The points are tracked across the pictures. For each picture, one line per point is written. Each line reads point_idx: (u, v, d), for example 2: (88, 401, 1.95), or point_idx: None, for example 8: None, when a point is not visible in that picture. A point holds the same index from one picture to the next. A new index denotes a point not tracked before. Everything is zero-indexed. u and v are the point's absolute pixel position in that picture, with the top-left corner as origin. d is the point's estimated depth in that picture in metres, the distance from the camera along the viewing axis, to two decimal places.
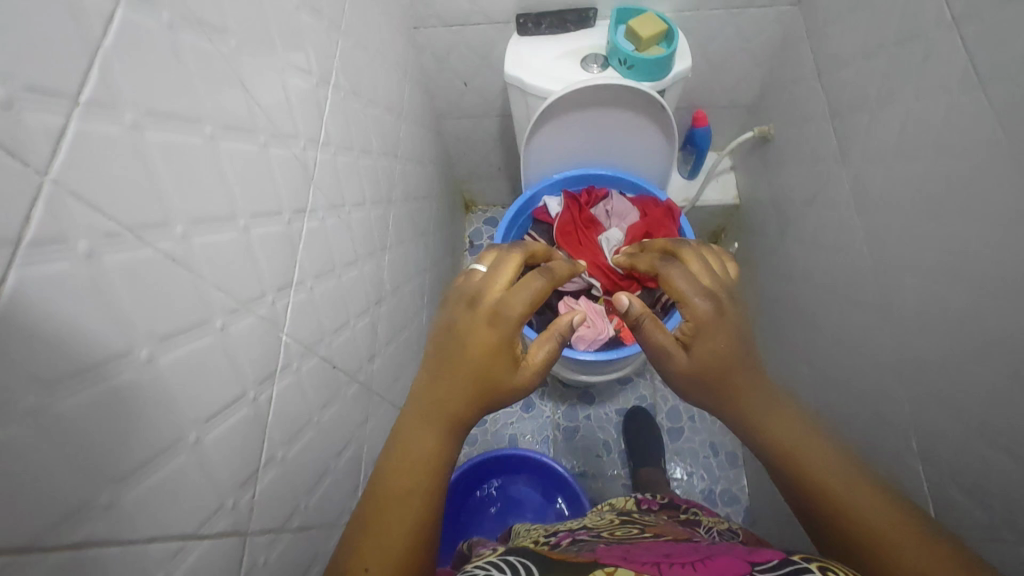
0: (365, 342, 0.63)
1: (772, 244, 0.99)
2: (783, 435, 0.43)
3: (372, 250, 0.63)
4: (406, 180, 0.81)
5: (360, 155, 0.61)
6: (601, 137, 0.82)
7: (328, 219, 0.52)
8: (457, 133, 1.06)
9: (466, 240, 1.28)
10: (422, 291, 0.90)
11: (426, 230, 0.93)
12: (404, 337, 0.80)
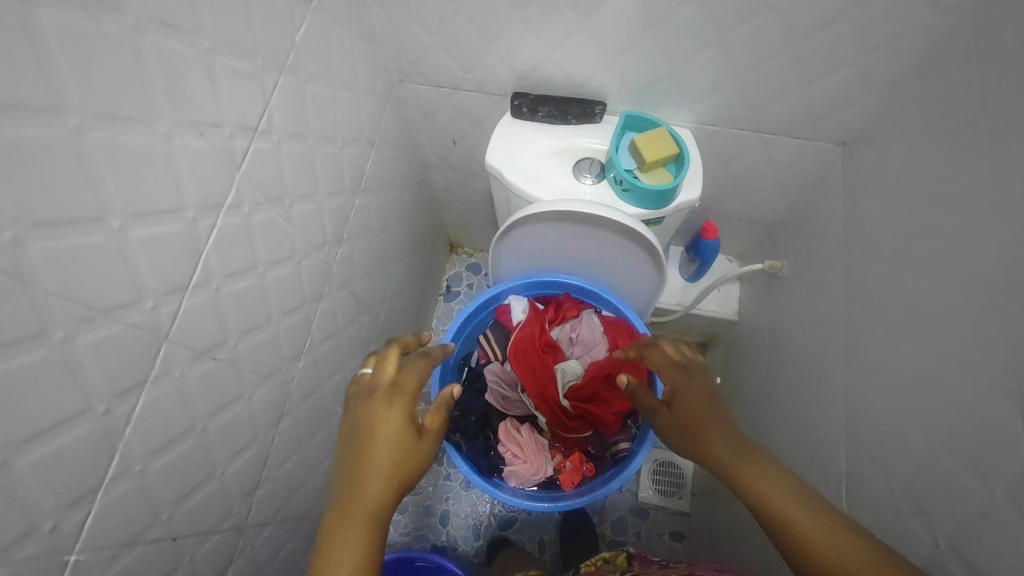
0: (280, 364, 0.85)
1: (759, 358, 1.17)
2: (759, 490, 0.65)
3: (291, 276, 0.83)
4: (363, 218, 1.02)
5: (326, 199, 0.88)
6: (590, 252, 0.91)
7: (268, 274, 0.78)
8: (446, 185, 1.33)
9: (445, 282, 1.53)
10: (365, 321, 1.13)
11: (386, 260, 1.16)
12: (333, 377, 1.02)
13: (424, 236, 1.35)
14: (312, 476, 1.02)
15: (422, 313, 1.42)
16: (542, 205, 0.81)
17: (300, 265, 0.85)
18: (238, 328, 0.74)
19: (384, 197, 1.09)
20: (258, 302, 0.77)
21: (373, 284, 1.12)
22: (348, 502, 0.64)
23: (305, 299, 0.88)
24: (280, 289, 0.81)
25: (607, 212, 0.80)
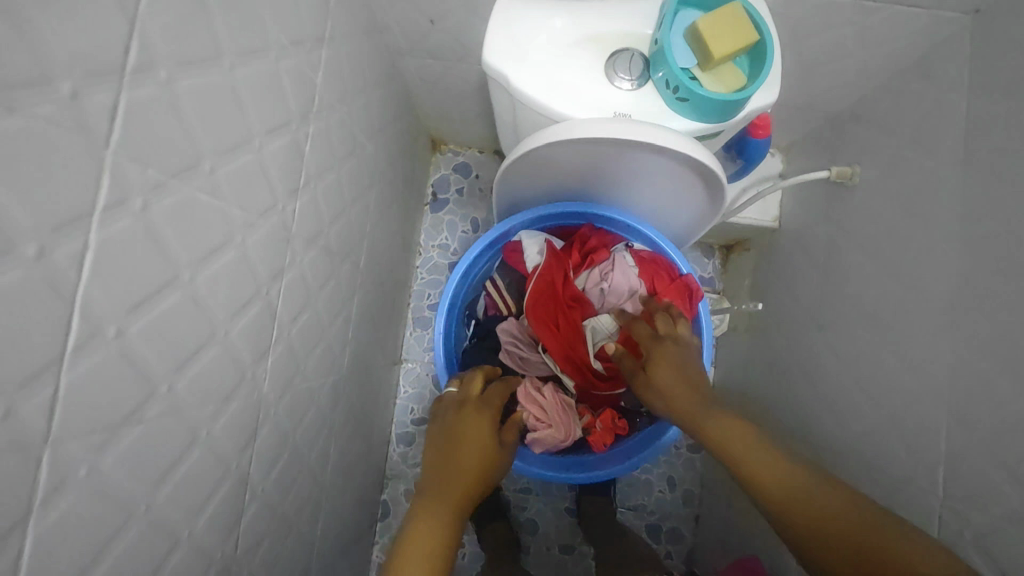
0: (243, 352, 0.67)
1: (821, 267, 1.08)
2: (776, 476, 0.68)
3: (232, 262, 0.62)
4: (315, 149, 0.78)
5: (264, 141, 0.65)
6: (631, 180, 0.71)
7: (198, 278, 0.57)
8: (423, 75, 1.06)
9: (429, 188, 1.29)
10: (338, 277, 0.92)
11: (356, 191, 0.93)
12: (313, 354, 0.87)
13: (401, 144, 1.10)
14: (308, 461, 0.91)
15: (406, 232, 1.21)
16: (570, 131, 0.60)
17: (244, 241, 0.64)
18: (165, 367, 0.55)
19: (344, 112, 0.84)
20: (183, 318, 0.56)
21: (348, 226, 0.91)
22: (434, 503, 0.71)
23: (255, 284, 0.68)
24: (217, 287, 0.61)
25: (656, 135, 0.59)
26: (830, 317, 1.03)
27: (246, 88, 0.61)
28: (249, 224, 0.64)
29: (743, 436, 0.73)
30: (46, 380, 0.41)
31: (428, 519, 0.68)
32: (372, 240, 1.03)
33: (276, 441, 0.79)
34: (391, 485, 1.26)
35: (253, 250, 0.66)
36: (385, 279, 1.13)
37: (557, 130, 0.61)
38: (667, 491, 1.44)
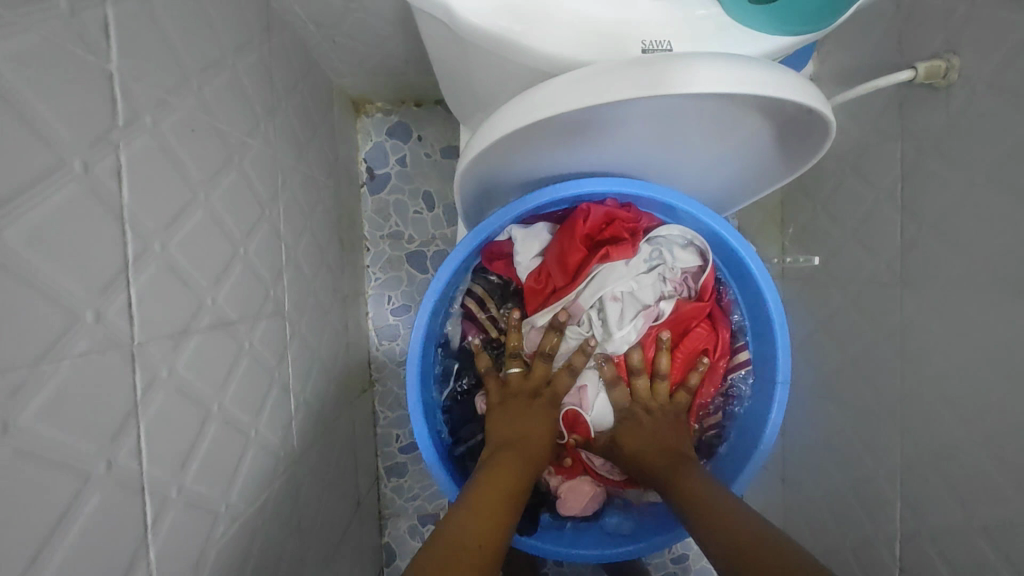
0: (183, 562, 0.40)
1: (822, 200, 0.81)
2: (716, 504, 0.45)
3: (106, 361, 0.33)
4: (212, 190, 0.47)
5: (65, 256, 0.30)
6: (667, 133, 0.46)
7: (49, 565, 0.28)
8: (319, 19, 0.69)
9: (361, 164, 1.01)
10: (283, 355, 0.61)
11: (277, 221, 0.61)
12: (280, 479, 0.59)
13: (320, 113, 0.80)
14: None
15: (345, 237, 0.91)
16: (579, 101, 0.38)
17: (109, 317, 0.33)
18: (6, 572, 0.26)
19: (244, 78, 0.54)
20: (15, 486, 0.27)
21: (285, 253, 0.64)
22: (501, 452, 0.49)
23: (158, 379, 0.38)
24: (72, 418, 0.30)
25: (723, 80, 0.36)
26: (922, 315, 0.63)
27: (53, 52, 0.30)
28: (106, 288, 0.33)
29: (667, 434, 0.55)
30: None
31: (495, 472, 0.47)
32: (313, 253, 0.75)
33: (264, 568, 0.54)
34: (391, 525, 1.04)
35: (142, 334, 0.36)
36: (337, 295, 0.85)
37: (551, 98, 0.38)
38: None
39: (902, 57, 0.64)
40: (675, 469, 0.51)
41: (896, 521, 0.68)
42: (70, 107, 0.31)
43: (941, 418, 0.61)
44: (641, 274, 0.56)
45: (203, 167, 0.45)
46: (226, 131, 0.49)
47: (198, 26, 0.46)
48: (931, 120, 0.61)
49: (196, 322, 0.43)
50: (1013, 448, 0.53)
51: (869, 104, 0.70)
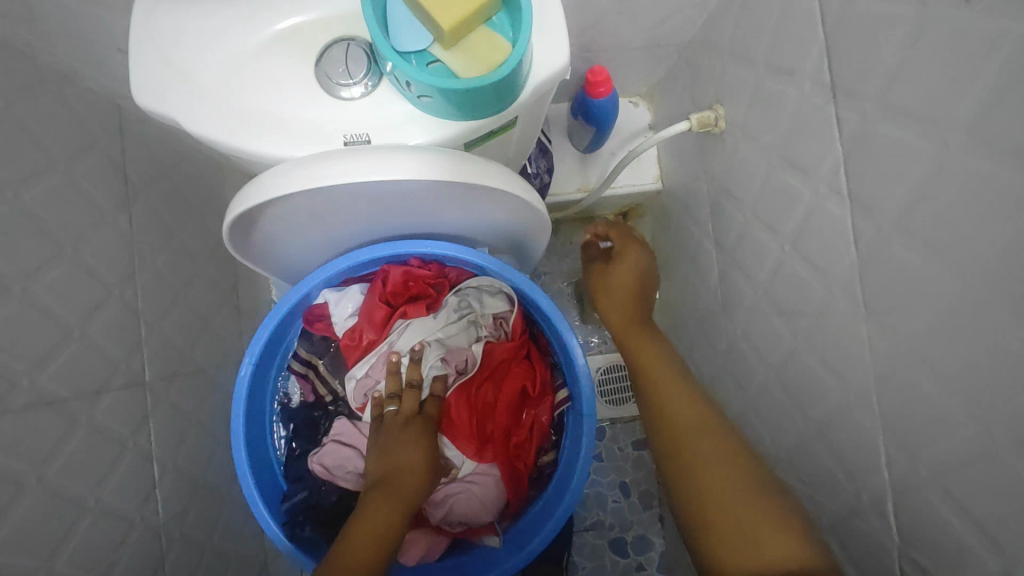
0: None
1: (674, 236, 0.87)
2: (708, 473, 0.54)
3: None
4: (32, 284, 0.52)
5: None
6: (425, 203, 0.51)
7: None
8: None
9: None
10: (141, 422, 0.66)
11: (133, 300, 0.67)
12: (134, 542, 0.63)
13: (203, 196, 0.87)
14: None
15: (243, 304, 0.96)
16: (301, 185, 0.42)
17: None
18: None
19: (83, 179, 0.60)
20: None
21: (147, 328, 0.69)
22: (379, 493, 0.51)
23: None
24: None
25: (427, 173, 0.42)
26: (738, 338, 0.67)
27: None
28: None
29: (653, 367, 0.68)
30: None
31: (377, 516, 0.48)
32: (193, 324, 0.80)
33: None
34: None
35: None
36: (232, 361, 0.90)
37: (281, 183, 0.42)
38: (642, 518, 1.12)
39: (697, 106, 0.71)
40: (704, 434, 0.57)
41: None
42: None
43: (759, 436, 0.65)
44: (449, 324, 0.60)
45: (18, 265, 0.51)
46: (54, 229, 0.56)
47: (14, 144, 0.52)
48: (719, 162, 0.67)
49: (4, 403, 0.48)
50: (799, 461, 0.56)
51: (686, 149, 0.76)
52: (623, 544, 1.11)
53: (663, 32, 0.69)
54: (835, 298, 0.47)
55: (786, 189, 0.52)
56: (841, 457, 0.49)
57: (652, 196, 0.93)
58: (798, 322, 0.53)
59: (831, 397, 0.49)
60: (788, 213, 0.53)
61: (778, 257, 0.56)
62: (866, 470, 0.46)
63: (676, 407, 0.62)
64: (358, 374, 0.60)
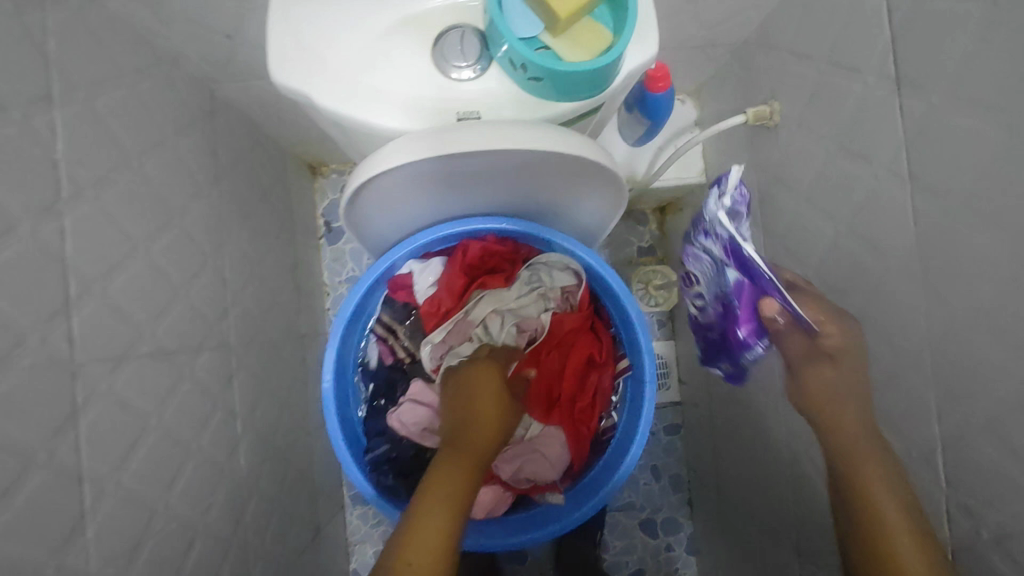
0: (120, 537, 0.50)
1: None
2: (858, 477, 0.53)
3: (47, 376, 0.43)
4: (152, 246, 0.58)
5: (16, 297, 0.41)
6: (515, 181, 0.56)
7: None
8: (261, 100, 0.82)
9: (319, 218, 1.13)
10: (229, 382, 0.71)
11: (221, 270, 0.72)
12: (225, 490, 0.68)
13: (272, 179, 0.93)
14: None
15: (302, 284, 1.02)
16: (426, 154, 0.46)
17: (52, 343, 0.44)
18: None
19: (185, 153, 0.66)
20: None
21: (232, 296, 0.74)
22: (453, 454, 0.51)
23: (98, 393, 0.48)
24: (23, 415, 0.41)
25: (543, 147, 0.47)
26: None
27: (15, 155, 0.42)
28: (47, 320, 0.44)
29: (828, 388, 0.57)
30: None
31: (448, 480, 0.48)
32: (264, 296, 0.85)
33: (205, 566, 0.63)
34: (357, 553, 1.12)
35: (80, 357, 0.46)
36: (294, 335, 0.96)
37: (407, 154, 0.47)
38: (672, 500, 1.16)
39: (749, 102, 0.75)
40: (863, 462, 0.53)
41: (790, 509, 0.75)
42: (24, 187, 0.43)
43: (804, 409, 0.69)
44: (522, 295, 0.66)
45: (144, 227, 0.57)
46: (167, 199, 0.61)
47: (139, 119, 0.58)
48: (771, 154, 0.71)
49: (135, 350, 0.53)
50: None
51: (734, 142, 0.81)
52: (653, 525, 1.16)
53: (719, 31, 0.74)
54: (893, 272, 0.51)
55: (843, 176, 0.57)
56: (894, 420, 0.54)
57: (694, 189, 0.98)
58: (849, 298, 0.58)
59: (885, 365, 0.54)
60: (844, 199, 0.57)
61: (832, 240, 0.60)
62: (920, 429, 0.50)
63: (852, 411, 0.55)
64: (436, 337, 0.65)
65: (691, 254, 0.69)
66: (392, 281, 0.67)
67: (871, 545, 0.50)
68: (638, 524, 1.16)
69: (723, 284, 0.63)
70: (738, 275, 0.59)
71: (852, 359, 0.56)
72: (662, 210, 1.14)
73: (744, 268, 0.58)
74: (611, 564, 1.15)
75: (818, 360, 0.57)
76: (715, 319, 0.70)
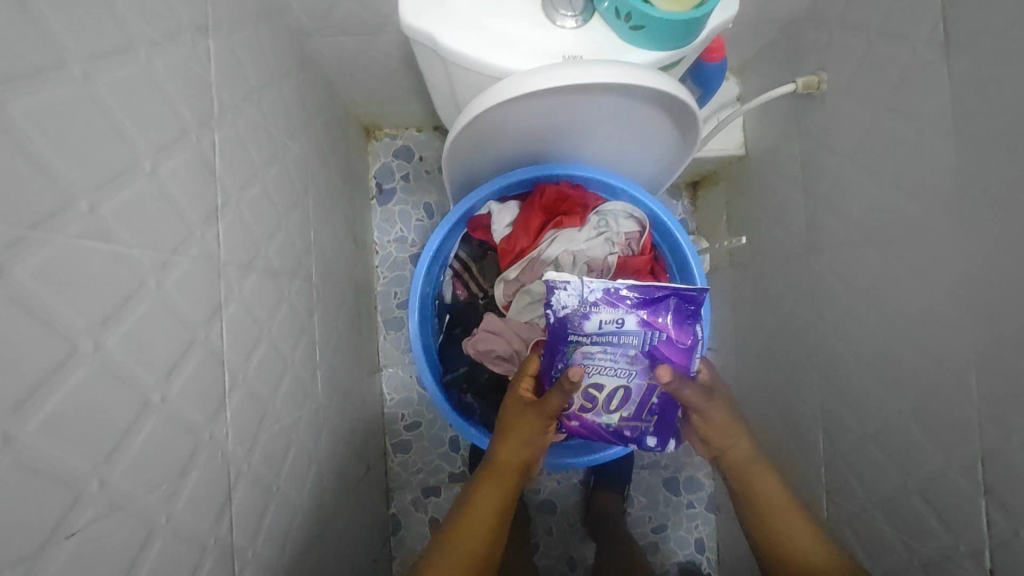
0: (247, 422, 0.56)
1: (752, 195, 0.98)
2: (780, 519, 0.63)
3: (206, 266, 0.49)
4: (266, 174, 0.64)
5: (189, 192, 0.47)
6: (598, 126, 0.63)
7: (176, 383, 0.44)
8: (341, 58, 0.88)
9: (371, 180, 1.19)
10: (311, 311, 0.77)
11: (307, 208, 0.78)
12: (308, 408, 0.74)
13: (339, 135, 0.99)
14: (327, 510, 0.81)
15: (359, 238, 1.08)
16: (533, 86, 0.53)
17: (208, 239, 0.50)
18: (159, 372, 0.41)
19: (287, 97, 0.72)
20: (165, 322, 0.42)
21: (313, 235, 0.81)
22: (488, 478, 0.64)
23: (234, 292, 0.54)
24: (192, 294, 0.46)
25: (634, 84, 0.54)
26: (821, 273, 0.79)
27: (188, 69, 0.48)
28: (207, 219, 0.50)
29: (715, 437, 0.66)
30: (20, 421, 0.29)
31: (462, 538, 0.59)
32: (333, 243, 0.91)
33: (296, 470, 0.69)
34: (397, 498, 1.18)
35: (225, 258, 0.53)
36: (353, 284, 1.02)
37: (516, 87, 0.54)
38: (694, 459, 1.23)
39: (795, 74, 0.82)
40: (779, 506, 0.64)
41: (820, 449, 0.81)
42: (194, 99, 0.49)
43: (839, 353, 0.76)
44: (591, 238, 0.71)
45: (261, 156, 0.63)
46: (275, 134, 0.67)
47: (259, 58, 0.64)
48: (815, 121, 0.78)
49: (256, 262, 0.60)
50: (882, 361, 0.68)
51: (776, 113, 0.87)
52: (675, 483, 1.23)
53: (771, 8, 0.80)
54: (935, 215, 0.58)
55: (890, 133, 0.64)
56: (928, 349, 0.60)
57: (731, 162, 1.05)
58: (890, 245, 0.65)
59: (924, 300, 0.60)
60: (890, 154, 0.64)
61: (875, 193, 0.67)
62: (951, 353, 0.57)
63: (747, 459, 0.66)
64: (511, 274, 0.72)
65: (562, 365, 0.61)
66: (472, 221, 0.75)
67: (784, 560, 0.61)
68: (661, 480, 1.23)
69: (626, 374, 0.61)
70: (632, 313, 0.58)
71: (726, 411, 0.66)
72: (695, 185, 1.21)
73: (636, 292, 0.58)
74: (636, 518, 1.22)
75: (707, 409, 0.65)
76: (632, 429, 0.64)
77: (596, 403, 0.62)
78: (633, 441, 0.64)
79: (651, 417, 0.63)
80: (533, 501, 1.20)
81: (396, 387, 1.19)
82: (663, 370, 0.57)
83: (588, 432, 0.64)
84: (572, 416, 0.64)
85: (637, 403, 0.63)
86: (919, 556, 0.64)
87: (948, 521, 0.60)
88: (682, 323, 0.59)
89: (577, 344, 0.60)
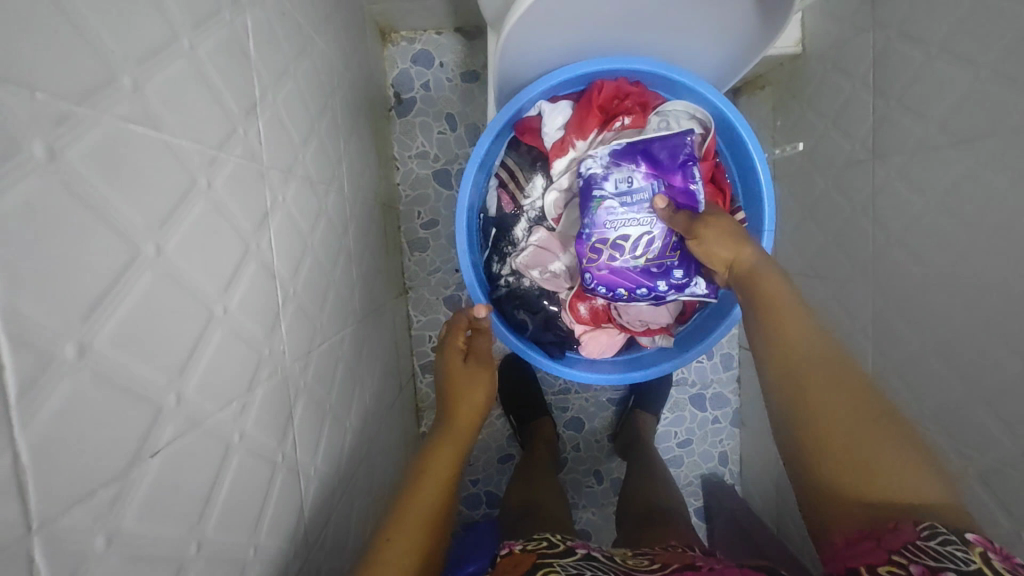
0: (301, 336, 0.53)
1: (807, 97, 0.91)
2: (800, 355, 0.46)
3: (249, 169, 0.43)
4: (297, 70, 0.57)
5: (225, 76, 0.41)
6: (671, 4, 0.55)
7: (233, 296, 0.39)
8: None
9: (389, 89, 1.10)
10: (346, 229, 0.73)
11: (334, 115, 0.72)
12: (349, 327, 0.71)
13: (357, 33, 0.90)
14: (369, 427, 0.80)
15: (381, 151, 1.01)
16: None
17: (250, 137, 0.44)
18: (217, 283, 0.37)
19: None
20: (217, 226, 0.38)
21: (342, 143, 0.75)
22: (444, 439, 0.59)
23: (278, 202, 0.50)
24: (241, 198, 0.42)
25: None
26: (888, 180, 0.74)
27: None
28: (248, 113, 0.44)
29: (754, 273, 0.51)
30: (92, 329, 0.26)
31: (427, 491, 0.54)
32: (359, 155, 0.85)
33: (344, 390, 0.67)
34: (426, 417, 1.19)
35: (267, 160, 0.47)
36: (378, 200, 0.96)
37: None
38: (722, 377, 1.22)
39: None
40: (783, 326, 0.48)
41: (869, 362, 0.80)
42: None
43: (901, 265, 0.73)
44: None
45: (292, 49, 0.56)
46: (302, 23, 0.60)
47: None
48: (895, 9, 0.70)
49: (295, 170, 0.54)
50: (953, 273, 0.65)
51: (847, 3, 0.79)
52: (702, 399, 1.23)
53: None
54: None
55: (993, 16, 0.57)
56: (1011, 255, 0.57)
57: (783, 64, 0.96)
58: (980, 144, 0.60)
59: (1018, 204, 0.56)
60: (991, 41, 0.58)
61: (968, 87, 0.61)
62: None
63: (771, 287, 0.50)
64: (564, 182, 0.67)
65: (586, 226, 0.62)
66: (521, 123, 0.69)
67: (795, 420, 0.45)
68: (689, 397, 1.23)
69: (648, 219, 0.61)
70: (638, 167, 0.62)
71: (725, 221, 0.55)
72: (736, 91, 1.13)
73: (635, 150, 0.63)
74: (662, 433, 1.23)
75: (729, 239, 0.54)
76: (660, 266, 0.62)
77: (625, 248, 0.61)
78: (660, 282, 0.63)
79: (677, 253, 0.62)
80: (561, 418, 1.21)
81: (422, 309, 1.17)
82: (655, 198, 0.58)
83: (619, 279, 0.63)
84: (600, 266, 0.63)
85: (661, 244, 0.62)
86: (976, 465, 0.64)
87: (1015, 429, 0.59)
88: (687, 166, 0.61)
89: (602, 200, 0.62)
